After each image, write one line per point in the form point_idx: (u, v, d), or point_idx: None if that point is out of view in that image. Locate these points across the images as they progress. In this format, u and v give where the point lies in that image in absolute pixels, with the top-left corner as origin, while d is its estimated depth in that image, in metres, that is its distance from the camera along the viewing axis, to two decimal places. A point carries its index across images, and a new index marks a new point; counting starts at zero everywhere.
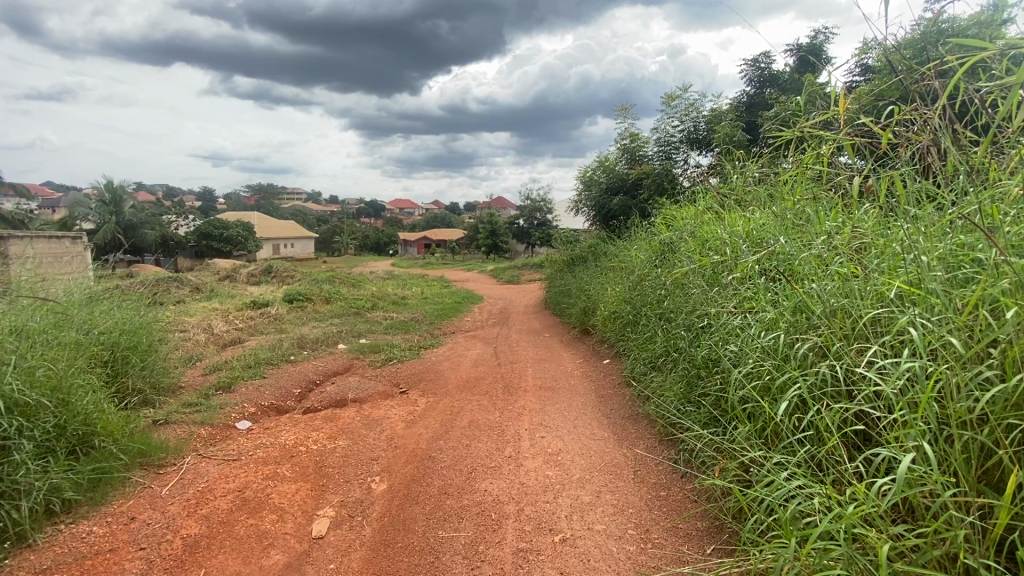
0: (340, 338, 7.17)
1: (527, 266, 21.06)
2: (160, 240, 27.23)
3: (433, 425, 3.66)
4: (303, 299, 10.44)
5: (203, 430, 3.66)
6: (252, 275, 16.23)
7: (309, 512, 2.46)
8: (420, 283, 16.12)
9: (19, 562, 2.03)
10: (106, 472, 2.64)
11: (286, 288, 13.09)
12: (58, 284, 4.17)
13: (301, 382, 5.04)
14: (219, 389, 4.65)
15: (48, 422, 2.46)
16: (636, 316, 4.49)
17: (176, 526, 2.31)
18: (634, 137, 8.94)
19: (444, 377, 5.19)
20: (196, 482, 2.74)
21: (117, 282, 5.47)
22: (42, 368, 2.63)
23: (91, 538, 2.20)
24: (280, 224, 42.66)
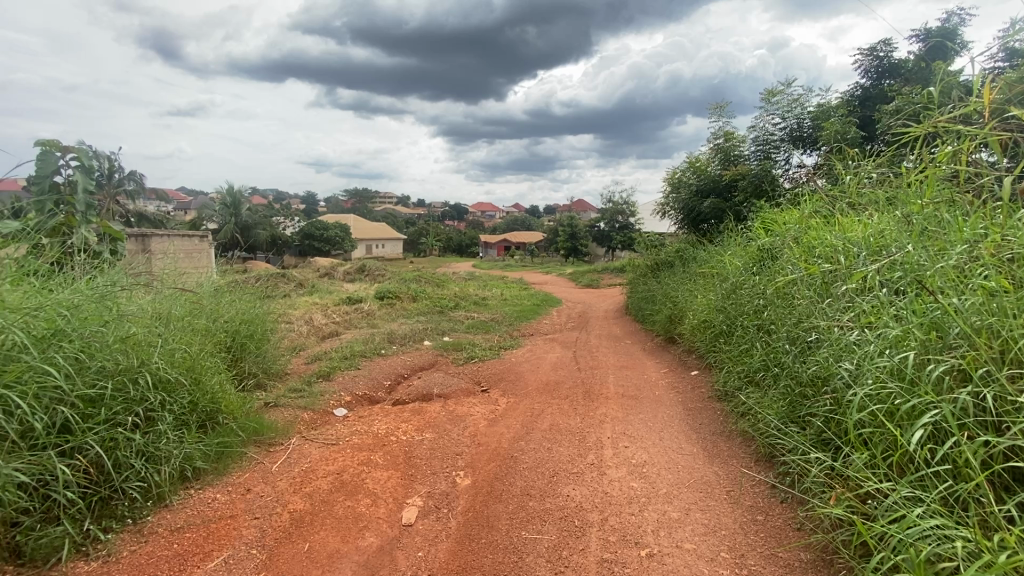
0: (426, 335, 7.50)
1: (607, 270, 20.67)
2: (270, 239, 30.14)
3: (514, 425, 3.70)
4: (392, 297, 11.07)
5: (306, 415, 3.99)
6: (348, 274, 17.43)
7: (399, 500, 2.58)
8: (500, 284, 16.48)
9: (159, 519, 2.31)
10: (227, 446, 2.95)
11: (376, 286, 13.95)
12: (191, 277, 4.75)
13: (390, 375, 5.32)
14: (319, 377, 5.06)
15: (184, 399, 2.79)
16: (730, 326, 4.24)
17: (283, 501, 2.52)
18: (728, 136, 8.47)
19: (524, 379, 5.24)
20: (301, 462, 2.99)
21: (237, 276, 6.11)
22: (180, 351, 2.99)
23: (215, 504, 2.47)
24: (372, 225, 45.50)
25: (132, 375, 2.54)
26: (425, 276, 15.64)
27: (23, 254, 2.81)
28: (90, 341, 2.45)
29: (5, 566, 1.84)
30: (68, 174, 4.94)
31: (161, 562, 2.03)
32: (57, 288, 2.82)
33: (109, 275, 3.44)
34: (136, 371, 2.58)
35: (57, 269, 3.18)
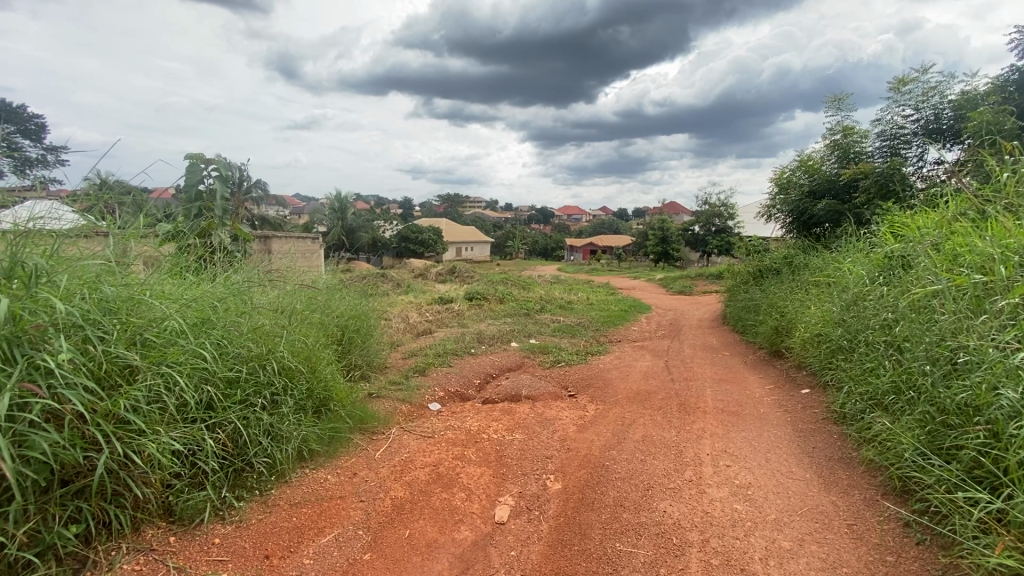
0: (514, 337, 7.61)
1: (701, 276, 19.65)
2: (370, 241, 32.39)
3: (605, 433, 3.62)
4: (480, 298, 11.40)
5: (405, 407, 4.22)
6: (440, 275, 18.22)
7: (492, 497, 2.63)
8: (586, 288, 16.31)
9: (280, 491, 2.55)
10: (337, 431, 3.20)
11: (466, 287, 14.45)
12: (307, 275, 5.23)
13: (480, 374, 5.45)
14: (416, 372, 5.33)
15: (303, 385, 3.06)
16: (851, 342, 3.83)
17: (386, 487, 2.68)
18: (848, 131, 7.67)
19: (613, 386, 5.12)
20: (401, 452, 3.16)
21: (344, 275, 6.63)
22: (300, 342, 3.30)
23: (328, 484, 2.68)
24: (463, 229, 47.20)
25: (262, 361, 2.84)
26: (512, 279, 15.91)
27: (178, 252, 3.26)
28: (229, 330, 2.77)
29: (161, 521, 2.11)
30: (210, 183, 5.68)
31: (282, 532, 2.22)
32: (203, 282, 3.23)
33: (242, 272, 3.88)
34: (264, 358, 2.87)
35: (203, 266, 3.66)
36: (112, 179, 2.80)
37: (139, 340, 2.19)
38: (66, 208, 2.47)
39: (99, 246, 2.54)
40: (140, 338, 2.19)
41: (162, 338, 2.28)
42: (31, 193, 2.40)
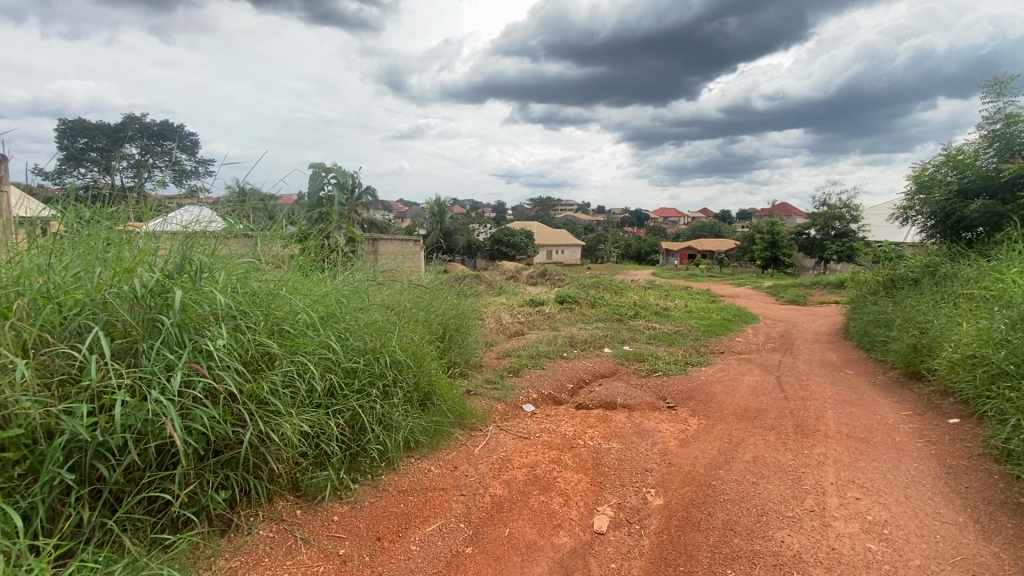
0: (607, 342, 7.45)
1: (816, 284, 17.88)
2: (466, 244, 33.61)
3: (711, 450, 3.41)
4: (572, 302, 11.33)
5: (500, 406, 4.30)
6: (532, 277, 18.42)
7: (591, 505, 2.59)
8: (683, 294, 15.57)
9: (390, 477, 2.70)
10: (440, 424, 3.33)
11: (557, 290, 14.46)
12: (412, 275, 5.54)
13: (574, 378, 5.40)
14: (510, 372, 5.42)
15: (411, 379, 3.23)
16: (1018, 367, 3.25)
17: (485, 483, 2.74)
18: (1012, 119, 6.54)
19: (717, 400, 4.81)
20: (499, 450, 3.22)
21: (443, 276, 6.93)
22: (407, 337, 3.49)
23: (431, 475, 2.80)
24: (555, 232, 47.31)
25: (376, 354, 3.04)
26: (605, 282, 15.64)
27: (305, 253, 3.62)
28: (350, 323, 3.01)
29: (289, 495, 2.34)
30: (329, 189, 6.25)
31: (391, 517, 2.35)
32: (326, 279, 3.55)
33: (358, 271, 4.21)
34: (379, 351, 3.08)
35: (326, 265, 4.02)
36: (249, 186, 3.17)
37: (278, 330, 2.46)
38: (212, 213, 2.84)
39: (246, 247, 2.89)
40: (279, 328, 2.46)
41: (296, 329, 2.53)
42: (186, 201, 2.81)
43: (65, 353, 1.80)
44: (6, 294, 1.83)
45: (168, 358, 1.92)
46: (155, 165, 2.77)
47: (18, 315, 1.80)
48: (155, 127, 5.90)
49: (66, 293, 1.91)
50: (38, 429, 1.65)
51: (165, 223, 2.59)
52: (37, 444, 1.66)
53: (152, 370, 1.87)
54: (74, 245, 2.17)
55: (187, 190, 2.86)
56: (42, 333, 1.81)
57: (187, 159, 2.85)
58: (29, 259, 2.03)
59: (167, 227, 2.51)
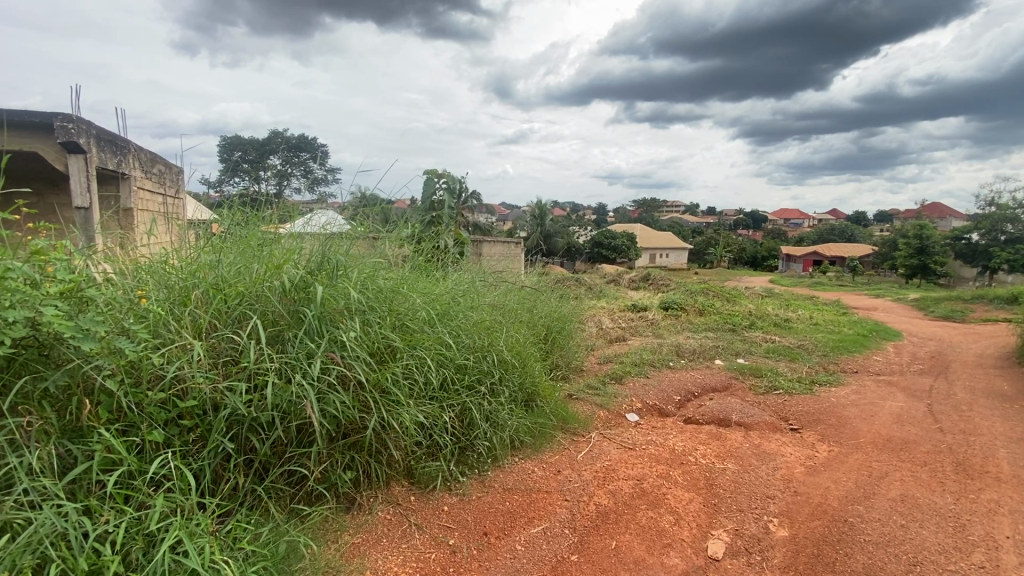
0: (718, 353, 6.96)
1: (977, 297, 15.22)
2: (567, 246, 33.54)
3: (845, 482, 3.02)
4: (678, 308, 10.78)
5: (603, 413, 4.19)
6: (634, 280, 17.87)
7: (703, 528, 2.42)
8: (806, 304, 14.10)
9: (496, 474, 2.75)
10: (543, 426, 3.33)
11: (662, 295, 13.86)
12: (516, 276, 5.63)
13: (682, 390, 5.11)
14: (613, 378, 5.26)
15: (516, 378, 3.27)
16: None
17: (589, 491, 2.68)
18: None
19: (851, 426, 4.25)
20: (602, 458, 3.14)
21: (545, 278, 6.96)
22: (512, 337, 3.54)
23: (535, 476, 2.80)
24: (659, 235, 45.46)
25: (484, 352, 3.12)
26: (714, 289, 14.68)
27: (420, 253, 3.83)
28: (461, 321, 3.11)
29: (404, 481, 2.47)
30: (440, 194, 6.59)
31: (497, 514, 2.39)
32: (439, 278, 3.72)
33: (467, 272, 4.37)
34: (487, 349, 3.15)
35: (438, 265, 4.22)
36: (369, 193, 3.41)
37: (399, 325, 2.62)
38: (340, 217, 3.11)
39: (371, 247, 3.13)
40: (400, 324, 2.61)
41: (415, 325, 2.68)
42: (319, 206, 3.11)
43: (229, 337, 2.07)
44: (187, 285, 2.15)
45: (309, 347, 2.13)
46: (294, 175, 3.10)
47: (195, 303, 2.11)
48: (294, 140, 6.63)
49: (231, 286, 2.20)
50: (208, 402, 1.92)
51: (301, 225, 2.87)
52: (207, 415, 1.93)
53: (297, 356, 2.09)
54: (235, 244, 2.49)
55: (318, 197, 3.15)
56: (213, 319, 2.10)
57: (320, 168, 3.16)
58: (202, 256, 2.37)
59: (306, 229, 2.79)
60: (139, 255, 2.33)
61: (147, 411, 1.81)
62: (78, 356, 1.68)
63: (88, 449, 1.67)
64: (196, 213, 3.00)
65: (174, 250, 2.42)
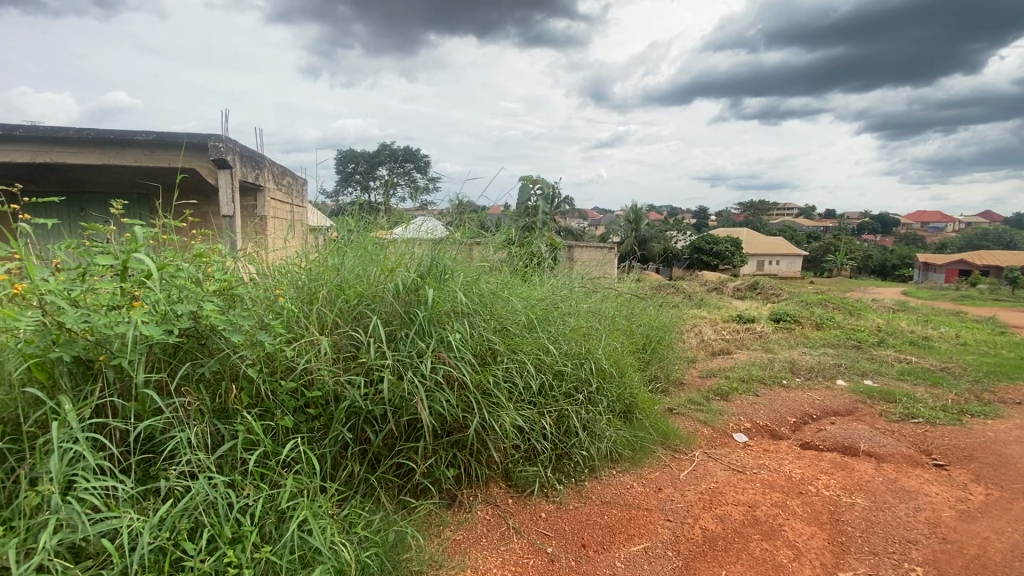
0: (840, 373, 6.24)
1: None
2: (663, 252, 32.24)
3: (1012, 533, 2.54)
4: (791, 321, 9.86)
5: (706, 430, 3.93)
6: (739, 289, 16.72)
7: (828, 568, 2.16)
8: (952, 320, 12.20)
9: (593, 485, 2.68)
10: (642, 440, 3.19)
11: (771, 306, 12.79)
12: (613, 283, 5.49)
13: (797, 411, 4.65)
14: (716, 394, 4.93)
15: (614, 387, 3.18)
16: None
17: (694, 513, 2.52)
18: None
19: (1018, 468, 3.58)
20: (707, 479, 2.94)
21: (642, 286, 6.73)
22: (611, 346, 3.45)
23: (634, 491, 2.68)
24: (768, 241, 42.09)
25: (582, 359, 3.07)
26: (833, 301, 13.25)
27: (517, 259, 3.87)
28: (560, 326, 3.09)
29: (502, 483, 2.50)
30: (536, 200, 6.65)
31: (596, 527, 2.33)
32: (537, 284, 3.73)
33: (564, 278, 4.34)
34: (585, 357, 3.10)
35: (536, 270, 4.24)
36: (467, 199, 3.53)
37: (501, 329, 2.66)
38: (440, 223, 3.24)
39: (472, 252, 3.22)
40: (502, 327, 2.66)
41: (516, 328, 2.71)
42: (420, 213, 3.28)
43: (349, 334, 2.24)
44: (315, 285, 2.37)
45: (419, 346, 2.23)
46: (399, 184, 3.30)
47: (321, 302, 2.31)
48: (400, 152, 7.08)
49: (351, 287, 2.38)
50: (331, 393, 2.09)
51: (405, 231, 3.04)
52: (329, 405, 2.10)
53: (408, 355, 2.20)
54: (352, 248, 2.70)
55: (418, 204, 3.32)
56: (336, 317, 2.28)
57: (423, 177, 3.32)
58: (326, 259, 2.59)
59: (413, 235, 2.95)
60: (273, 257, 2.61)
61: (280, 398, 2.01)
62: (228, 346, 1.91)
63: (233, 429, 1.89)
64: (316, 220, 3.31)
65: (300, 253, 2.68)
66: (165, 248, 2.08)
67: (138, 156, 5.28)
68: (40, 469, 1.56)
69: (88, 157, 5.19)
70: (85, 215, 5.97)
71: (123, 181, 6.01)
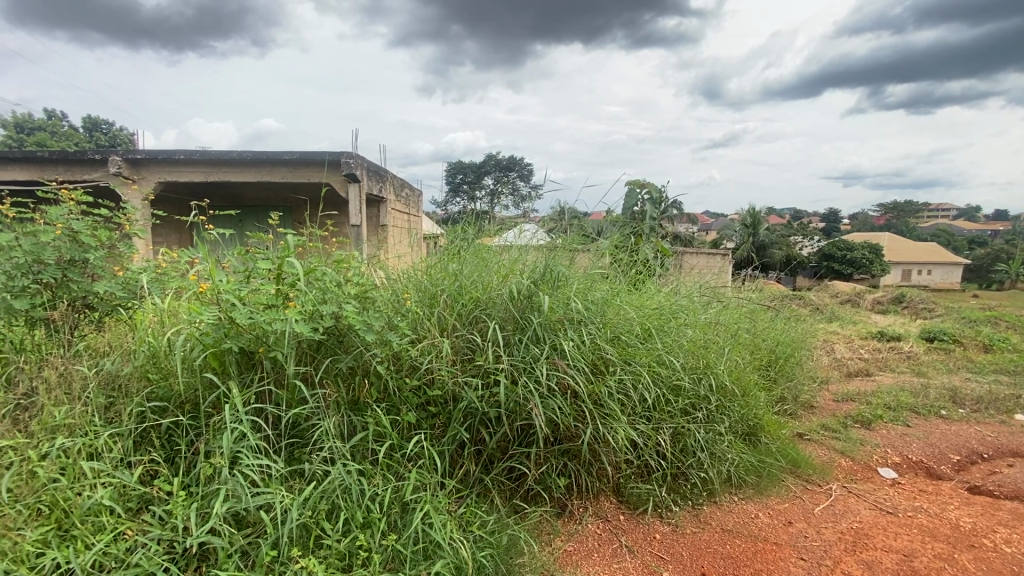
0: (1020, 406, 5.18)
1: None
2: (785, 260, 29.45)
3: None
4: (950, 341, 8.42)
5: (844, 461, 3.48)
6: (880, 303, 14.71)
7: None
8: None
9: (711, 511, 2.49)
10: (768, 466, 2.91)
11: (923, 323, 11.05)
12: (731, 292, 5.11)
13: (962, 449, 3.93)
14: (856, 421, 4.35)
15: (737, 407, 2.94)
16: None
17: (833, 555, 2.23)
18: None
19: None
20: (849, 518, 2.59)
21: (762, 296, 6.19)
22: (732, 361, 3.20)
23: (760, 522, 2.44)
24: (916, 247, 36.59)
25: (701, 375, 2.88)
26: (1007, 318, 11.12)
27: (626, 266, 3.76)
28: (678, 337, 2.93)
29: (613, 497, 2.42)
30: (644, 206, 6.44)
31: (716, 556, 2.15)
32: (650, 292, 3.59)
33: (678, 287, 4.13)
34: (704, 372, 2.90)
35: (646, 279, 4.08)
36: (568, 206, 3.52)
37: (616, 337, 2.59)
38: (540, 230, 3.26)
39: (583, 258, 3.19)
40: (617, 337, 2.59)
41: (630, 338, 2.63)
42: (520, 220, 3.32)
43: (467, 337, 2.33)
44: (436, 290, 2.50)
45: (534, 352, 2.26)
46: (502, 193, 3.38)
47: (442, 306, 2.43)
48: (506, 162, 7.27)
49: (469, 293, 2.48)
50: (450, 393, 2.18)
51: (511, 237, 3.12)
52: (448, 404, 2.19)
53: (524, 360, 2.24)
54: (467, 254, 2.81)
55: (522, 211, 3.36)
56: (455, 320, 2.38)
57: (526, 185, 3.37)
58: (445, 264, 2.73)
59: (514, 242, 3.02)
60: (398, 263, 2.80)
61: (405, 395, 2.14)
62: (362, 343, 2.08)
63: (365, 421, 2.05)
64: (428, 228, 3.52)
65: (421, 258, 2.85)
66: (311, 254, 2.33)
67: (284, 173, 6.02)
68: (213, 444, 1.82)
69: (247, 175, 6.02)
70: (245, 226, 6.96)
71: (273, 195, 6.90)
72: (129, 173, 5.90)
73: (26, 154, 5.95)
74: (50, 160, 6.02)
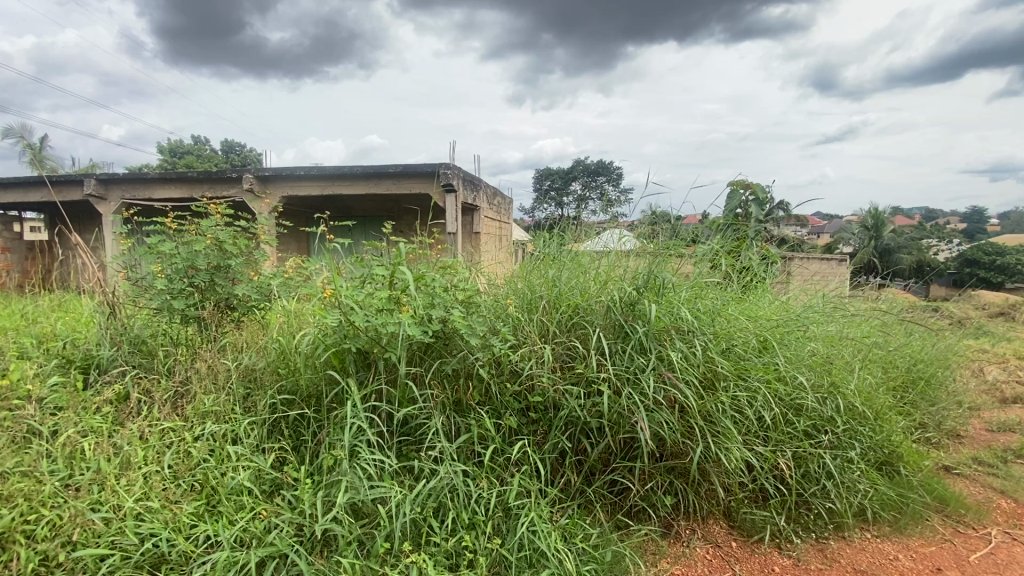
0: None
1: None
2: None
3: None
4: None
5: (1006, 503, 2.96)
6: None
7: None
8: None
9: (840, 546, 2.23)
10: (909, 501, 2.55)
11: None
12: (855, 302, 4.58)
13: None
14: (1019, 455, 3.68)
15: (869, 433, 2.61)
16: None
17: None
18: None
19: None
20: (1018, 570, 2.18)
21: (891, 306, 5.47)
22: (861, 380, 2.86)
23: (900, 565, 2.14)
24: None
25: (826, 394, 2.60)
26: None
27: (735, 272, 3.51)
28: (798, 351, 2.68)
29: (724, 521, 2.26)
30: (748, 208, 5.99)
31: None
32: (763, 301, 3.31)
33: (793, 296, 3.78)
34: (830, 392, 2.62)
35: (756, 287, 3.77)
36: (661, 210, 3.35)
37: (727, 349, 2.43)
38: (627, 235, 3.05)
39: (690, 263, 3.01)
40: (728, 348, 2.42)
41: (744, 351, 2.45)
42: (610, 225, 3.18)
43: (568, 344, 2.30)
44: (536, 296, 2.50)
45: (637, 362, 2.18)
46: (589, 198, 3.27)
47: (541, 312, 2.43)
48: None
49: (569, 300, 2.45)
50: (551, 400, 2.16)
51: (598, 242, 3.03)
52: (549, 411, 2.18)
53: (628, 370, 2.16)
54: (565, 260, 2.79)
55: (610, 216, 3.20)
56: (555, 327, 2.37)
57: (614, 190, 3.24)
58: (543, 270, 2.72)
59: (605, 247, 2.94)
60: (496, 270, 2.85)
61: (507, 399, 2.16)
62: (467, 347, 2.13)
63: (468, 423, 2.10)
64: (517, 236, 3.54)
65: (519, 264, 2.88)
66: (419, 261, 2.44)
67: (388, 185, 6.42)
68: (335, 436, 1.96)
69: (356, 188, 6.51)
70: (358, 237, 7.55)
71: (381, 207, 7.40)
72: (258, 189, 6.63)
73: (178, 174, 6.90)
74: (197, 179, 6.93)
